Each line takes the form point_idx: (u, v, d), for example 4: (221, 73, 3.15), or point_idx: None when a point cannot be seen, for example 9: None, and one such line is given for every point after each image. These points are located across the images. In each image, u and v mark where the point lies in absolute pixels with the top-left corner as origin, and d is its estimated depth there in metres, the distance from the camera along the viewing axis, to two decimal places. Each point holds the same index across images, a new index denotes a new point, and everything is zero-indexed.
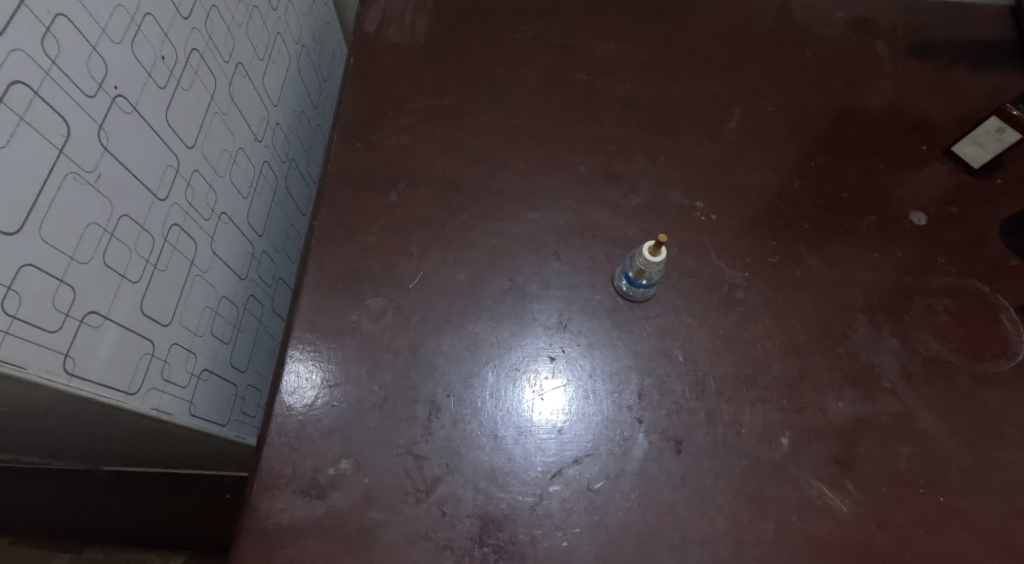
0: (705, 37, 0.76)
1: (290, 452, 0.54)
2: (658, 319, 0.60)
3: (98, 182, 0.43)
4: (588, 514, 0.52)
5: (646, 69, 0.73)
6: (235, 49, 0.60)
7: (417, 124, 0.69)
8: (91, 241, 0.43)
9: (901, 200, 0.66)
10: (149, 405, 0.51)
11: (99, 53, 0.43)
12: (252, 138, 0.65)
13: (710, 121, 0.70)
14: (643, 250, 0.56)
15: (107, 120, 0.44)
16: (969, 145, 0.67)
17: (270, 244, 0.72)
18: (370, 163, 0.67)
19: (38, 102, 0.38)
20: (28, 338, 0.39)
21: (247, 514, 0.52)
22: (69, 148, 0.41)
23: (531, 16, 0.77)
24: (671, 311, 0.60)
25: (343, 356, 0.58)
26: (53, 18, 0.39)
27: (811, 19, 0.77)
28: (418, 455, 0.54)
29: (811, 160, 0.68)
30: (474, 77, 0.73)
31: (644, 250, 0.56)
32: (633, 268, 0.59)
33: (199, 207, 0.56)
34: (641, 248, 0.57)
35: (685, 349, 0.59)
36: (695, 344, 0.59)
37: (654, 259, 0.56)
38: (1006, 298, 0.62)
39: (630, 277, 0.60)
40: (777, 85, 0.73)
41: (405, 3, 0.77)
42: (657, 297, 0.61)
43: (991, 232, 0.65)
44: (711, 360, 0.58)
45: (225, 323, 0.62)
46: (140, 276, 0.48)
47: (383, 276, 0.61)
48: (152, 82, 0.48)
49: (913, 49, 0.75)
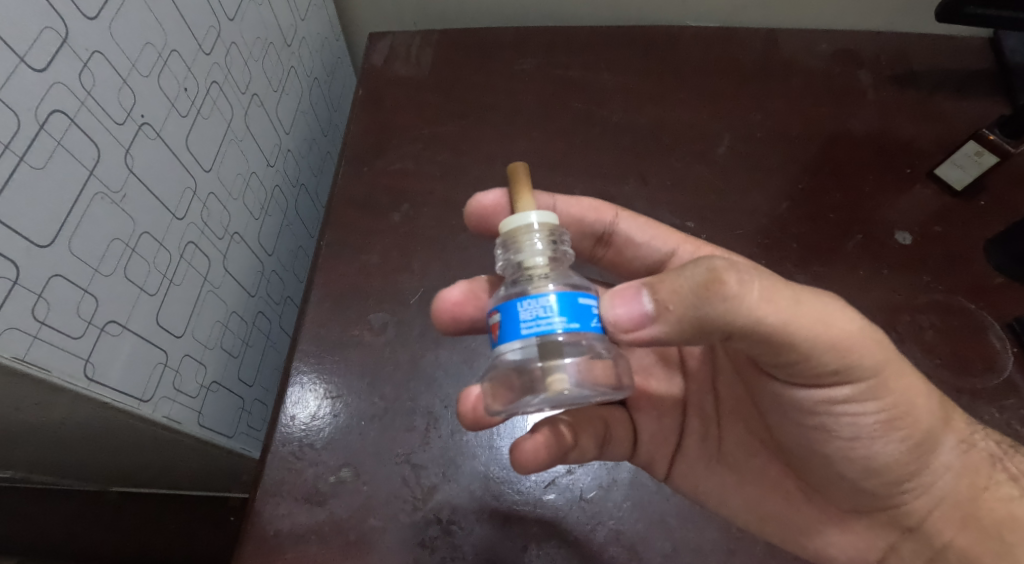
0: (696, 67, 0.79)
1: (292, 461, 0.56)
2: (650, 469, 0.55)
3: (123, 201, 0.47)
4: (580, 522, 0.53)
5: (636, 97, 0.77)
6: (252, 81, 0.64)
7: (421, 150, 0.73)
8: (114, 255, 0.46)
9: (887, 222, 0.68)
10: (161, 413, 0.53)
11: (129, 85, 0.47)
12: (265, 163, 0.69)
13: (701, 146, 0.73)
14: (507, 239, 0.41)
15: (134, 145, 0.48)
16: (950, 167, 0.69)
17: (279, 263, 0.75)
18: (375, 187, 0.70)
19: (73, 129, 0.42)
20: (54, 344, 0.42)
21: (251, 520, 0.53)
22: (98, 169, 0.44)
23: (530, 49, 0.81)
24: (655, 444, 0.55)
25: (346, 368, 0.60)
26: (90, 55, 0.43)
27: (797, 49, 0.81)
28: (416, 464, 0.55)
29: (798, 183, 0.71)
30: (475, 106, 0.77)
31: (505, 238, 0.41)
32: (537, 280, 0.39)
33: (214, 225, 0.59)
34: (506, 244, 0.41)
35: (702, 488, 0.53)
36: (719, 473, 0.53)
37: (519, 228, 0.40)
38: (993, 315, 0.63)
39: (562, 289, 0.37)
40: (765, 113, 0.76)
41: (411, 39, 0.82)
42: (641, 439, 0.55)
43: (975, 253, 0.67)
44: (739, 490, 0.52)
45: (235, 337, 0.65)
46: (157, 289, 0.51)
47: (385, 292, 0.64)
48: (175, 112, 0.52)
49: (895, 79, 0.79)
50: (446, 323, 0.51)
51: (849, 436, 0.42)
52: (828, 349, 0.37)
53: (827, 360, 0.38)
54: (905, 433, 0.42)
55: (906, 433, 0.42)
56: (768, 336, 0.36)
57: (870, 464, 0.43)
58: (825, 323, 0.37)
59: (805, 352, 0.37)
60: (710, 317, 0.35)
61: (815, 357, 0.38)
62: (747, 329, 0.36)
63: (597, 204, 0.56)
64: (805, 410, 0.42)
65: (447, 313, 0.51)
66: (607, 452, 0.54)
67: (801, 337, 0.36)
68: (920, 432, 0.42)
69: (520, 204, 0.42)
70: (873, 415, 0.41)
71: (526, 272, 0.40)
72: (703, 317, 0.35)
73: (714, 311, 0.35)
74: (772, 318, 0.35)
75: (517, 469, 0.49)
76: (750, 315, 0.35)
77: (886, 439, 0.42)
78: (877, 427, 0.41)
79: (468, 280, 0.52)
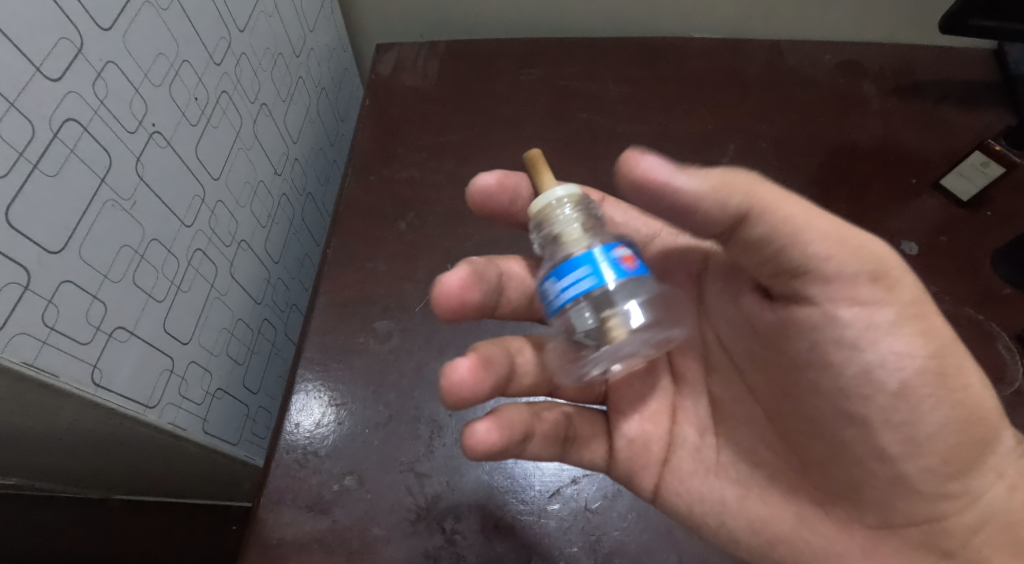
0: (700, 78, 0.80)
1: (296, 469, 0.55)
2: (633, 482, 0.51)
3: (133, 208, 0.47)
4: (585, 534, 0.53)
5: (641, 107, 0.77)
6: (261, 91, 0.65)
7: (427, 159, 0.74)
8: (123, 262, 0.47)
9: (893, 232, 0.68)
10: (166, 419, 0.53)
11: (141, 94, 0.47)
12: (272, 171, 0.70)
13: (705, 156, 0.74)
14: (538, 215, 0.42)
15: (145, 152, 0.48)
16: (956, 178, 0.69)
17: (285, 271, 0.75)
18: (382, 195, 0.71)
19: (86, 137, 0.42)
20: (62, 349, 0.42)
21: (254, 528, 0.53)
22: (109, 177, 0.45)
23: (535, 60, 0.82)
24: (632, 453, 0.51)
25: (350, 376, 0.60)
26: (104, 64, 0.44)
27: (801, 60, 0.81)
28: (420, 473, 0.55)
29: (803, 193, 0.71)
30: (480, 116, 0.77)
31: (538, 215, 0.42)
32: (572, 245, 0.40)
33: (221, 233, 0.59)
34: (539, 219, 0.42)
35: (699, 510, 0.50)
36: (719, 482, 0.50)
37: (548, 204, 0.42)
38: (1001, 326, 0.62)
39: (606, 246, 0.40)
40: (769, 123, 0.76)
41: (418, 50, 0.83)
42: (616, 444, 0.52)
43: (983, 263, 0.66)
44: (740, 504, 0.49)
45: (240, 344, 0.65)
46: (165, 295, 0.52)
47: (390, 300, 0.64)
48: (186, 120, 0.53)
49: (899, 90, 0.79)
50: (448, 311, 0.47)
51: (893, 390, 0.39)
52: (857, 251, 0.37)
53: (862, 261, 0.37)
54: (955, 398, 0.39)
55: (942, 414, 0.39)
56: (792, 223, 0.37)
57: (905, 445, 0.40)
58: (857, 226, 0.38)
59: (834, 252, 0.37)
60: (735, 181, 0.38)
61: (846, 261, 0.37)
62: (770, 206, 0.37)
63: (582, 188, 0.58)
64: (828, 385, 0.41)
65: (453, 299, 0.46)
66: (589, 452, 0.52)
67: (826, 234, 0.37)
68: (963, 412, 0.39)
69: (542, 183, 0.44)
70: (921, 357, 0.38)
71: (560, 242, 0.41)
72: (729, 177, 0.38)
73: (736, 176, 0.38)
74: (795, 201, 0.37)
75: (469, 455, 0.46)
76: (771, 193, 0.37)
77: (911, 433, 0.40)
78: (928, 382, 0.38)
79: (465, 265, 0.48)
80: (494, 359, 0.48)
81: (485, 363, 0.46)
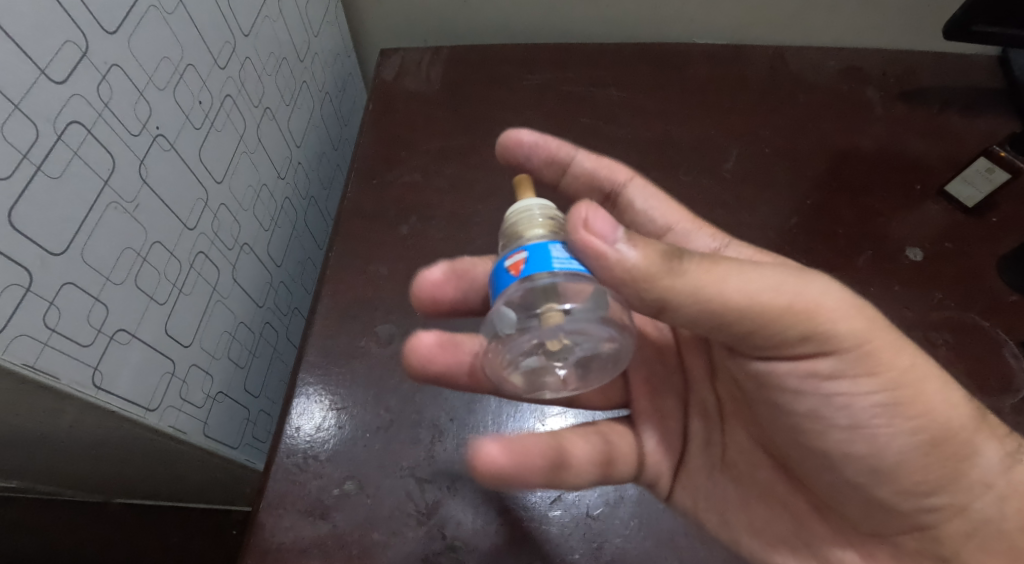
0: (703, 83, 0.80)
1: (296, 473, 0.55)
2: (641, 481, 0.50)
3: (136, 211, 0.47)
4: (587, 541, 0.52)
5: (644, 113, 0.77)
6: (264, 95, 0.65)
7: (429, 163, 0.74)
8: (126, 263, 0.47)
9: (898, 238, 0.68)
10: (166, 422, 0.53)
11: (145, 98, 0.48)
12: (276, 175, 0.70)
13: (708, 161, 0.74)
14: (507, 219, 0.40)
15: (149, 156, 0.48)
16: (961, 184, 0.69)
17: (287, 275, 0.75)
18: (385, 199, 0.71)
19: (90, 140, 0.42)
20: (63, 351, 0.42)
21: (254, 532, 0.53)
22: (113, 179, 0.45)
23: (538, 66, 0.82)
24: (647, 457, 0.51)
25: (352, 380, 0.60)
26: (109, 68, 0.44)
27: (804, 66, 0.81)
28: (420, 478, 0.55)
29: (807, 199, 0.71)
30: (482, 121, 0.77)
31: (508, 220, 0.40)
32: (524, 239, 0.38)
33: (224, 236, 0.59)
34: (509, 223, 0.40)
35: None
36: None
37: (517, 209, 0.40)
38: (1008, 333, 0.62)
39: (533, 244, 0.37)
40: (772, 129, 0.76)
41: (421, 55, 0.83)
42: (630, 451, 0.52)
43: (989, 269, 0.66)
44: None
45: (241, 348, 0.65)
46: (167, 298, 0.52)
47: (391, 303, 0.64)
48: (189, 124, 0.53)
49: (902, 96, 0.79)
50: (424, 303, 0.53)
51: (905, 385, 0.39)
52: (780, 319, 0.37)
53: (789, 324, 0.37)
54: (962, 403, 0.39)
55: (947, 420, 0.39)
56: (714, 309, 0.37)
57: (906, 453, 0.40)
58: (774, 288, 0.37)
59: (761, 324, 0.37)
60: (653, 282, 0.36)
61: (778, 329, 0.37)
62: (685, 301, 0.37)
63: (613, 164, 0.57)
64: (841, 403, 0.40)
65: (426, 292, 0.52)
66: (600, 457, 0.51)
67: (750, 308, 0.37)
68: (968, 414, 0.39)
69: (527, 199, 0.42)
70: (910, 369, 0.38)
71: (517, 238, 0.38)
72: (638, 279, 0.37)
73: (651, 275, 0.37)
74: (713, 286, 0.36)
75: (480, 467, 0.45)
76: (688, 285, 0.36)
77: (919, 440, 0.39)
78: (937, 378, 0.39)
79: (449, 261, 0.52)
80: (462, 345, 0.52)
81: (451, 341, 0.51)
